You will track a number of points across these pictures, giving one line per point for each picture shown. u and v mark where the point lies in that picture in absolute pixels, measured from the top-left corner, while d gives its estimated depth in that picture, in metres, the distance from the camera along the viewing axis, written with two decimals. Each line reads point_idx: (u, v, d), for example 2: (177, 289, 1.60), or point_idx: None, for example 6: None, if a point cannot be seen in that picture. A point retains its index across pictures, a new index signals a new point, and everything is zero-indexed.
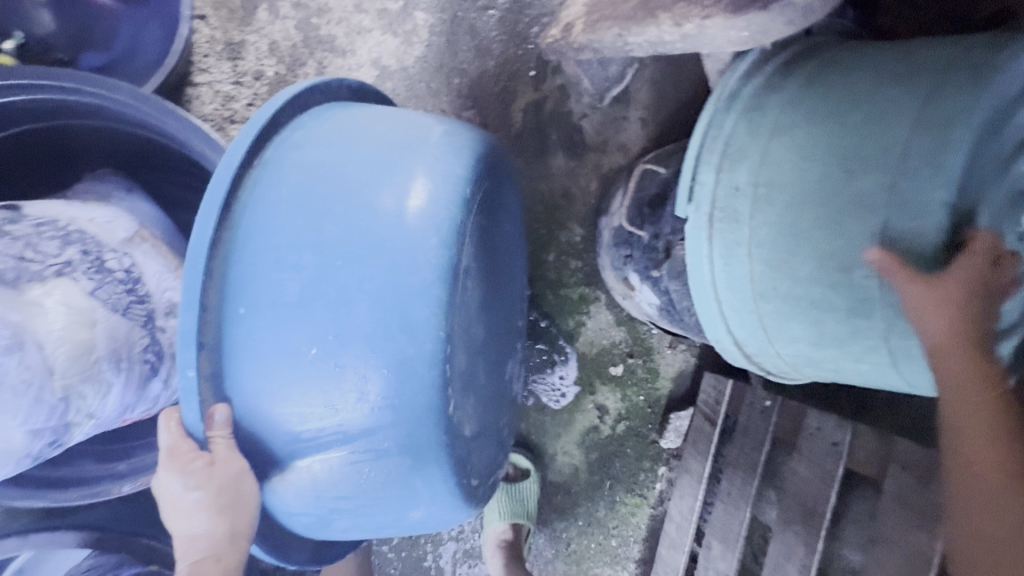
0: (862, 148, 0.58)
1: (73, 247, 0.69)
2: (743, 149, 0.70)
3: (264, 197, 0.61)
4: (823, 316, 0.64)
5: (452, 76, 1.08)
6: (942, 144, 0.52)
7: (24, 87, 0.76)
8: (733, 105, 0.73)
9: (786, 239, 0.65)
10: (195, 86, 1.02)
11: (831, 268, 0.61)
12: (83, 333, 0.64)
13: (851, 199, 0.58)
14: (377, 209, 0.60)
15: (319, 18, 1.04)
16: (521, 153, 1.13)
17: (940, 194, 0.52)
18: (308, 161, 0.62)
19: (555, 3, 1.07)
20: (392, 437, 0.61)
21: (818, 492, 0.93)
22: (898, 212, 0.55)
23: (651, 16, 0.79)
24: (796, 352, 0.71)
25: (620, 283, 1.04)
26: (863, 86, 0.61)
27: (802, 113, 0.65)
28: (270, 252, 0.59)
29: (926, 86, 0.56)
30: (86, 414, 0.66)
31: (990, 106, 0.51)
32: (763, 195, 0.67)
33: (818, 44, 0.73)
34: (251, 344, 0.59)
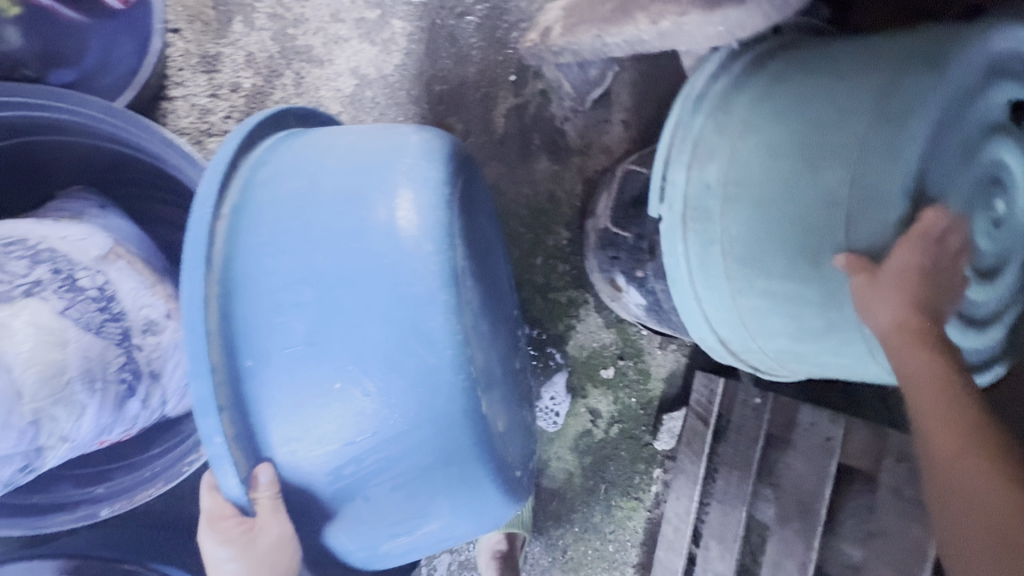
0: (823, 142, 0.58)
1: (43, 266, 0.68)
2: (713, 150, 0.70)
3: (245, 243, 0.57)
4: (800, 309, 0.64)
5: (433, 83, 1.08)
6: (900, 135, 0.52)
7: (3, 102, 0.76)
8: (701, 105, 0.73)
9: (759, 235, 0.64)
10: (170, 99, 1.01)
11: (805, 262, 0.61)
12: (53, 353, 0.62)
13: (815, 193, 0.58)
14: (370, 223, 0.58)
15: (295, 29, 1.03)
16: (504, 158, 1.12)
17: (898, 182, 0.52)
18: (280, 192, 0.60)
19: (533, 8, 1.08)
20: (432, 451, 0.60)
21: (814, 487, 0.92)
22: (861, 202, 0.54)
23: (629, 16, 0.79)
24: (778, 347, 0.71)
25: (608, 285, 1.03)
26: (823, 82, 0.61)
27: (766, 111, 0.65)
28: (267, 297, 0.56)
29: (885, 78, 0.56)
30: (59, 437, 0.64)
31: (943, 95, 0.52)
32: (733, 192, 0.66)
33: (771, 39, 0.73)
34: (267, 395, 0.56)
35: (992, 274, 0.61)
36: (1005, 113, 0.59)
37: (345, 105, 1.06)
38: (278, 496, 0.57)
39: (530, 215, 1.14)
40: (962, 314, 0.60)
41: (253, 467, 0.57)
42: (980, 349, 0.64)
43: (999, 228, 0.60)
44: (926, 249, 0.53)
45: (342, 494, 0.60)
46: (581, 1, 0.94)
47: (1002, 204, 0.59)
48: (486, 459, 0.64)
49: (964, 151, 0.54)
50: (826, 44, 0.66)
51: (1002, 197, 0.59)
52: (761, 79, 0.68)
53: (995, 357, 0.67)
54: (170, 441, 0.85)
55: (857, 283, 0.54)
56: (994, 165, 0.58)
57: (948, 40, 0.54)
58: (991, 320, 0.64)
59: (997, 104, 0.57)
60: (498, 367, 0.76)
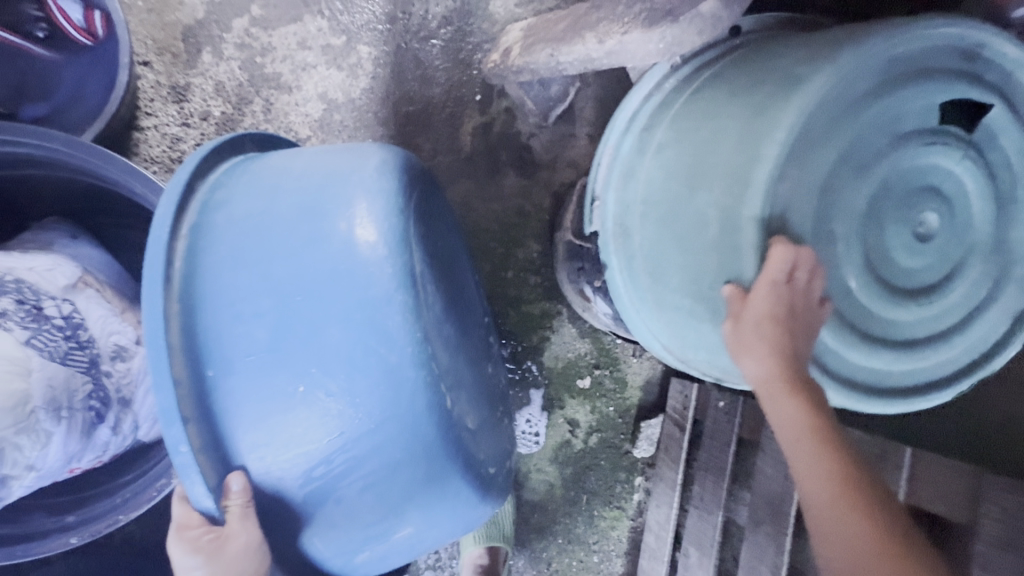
0: (703, 165, 0.62)
1: (8, 297, 0.69)
2: (629, 168, 0.76)
3: (206, 259, 0.59)
4: (701, 324, 0.66)
5: (401, 105, 1.11)
6: (755, 159, 0.55)
7: None
8: (632, 126, 0.79)
9: (663, 251, 0.68)
10: (141, 129, 1.03)
11: (693, 280, 0.64)
12: (16, 383, 0.63)
13: (693, 215, 0.62)
14: (325, 231, 0.60)
15: (263, 57, 1.06)
16: (473, 175, 1.14)
17: (751, 209, 0.54)
18: (236, 209, 0.62)
19: (494, 30, 1.12)
20: (400, 448, 0.60)
21: (783, 489, 0.92)
22: (725, 226, 0.57)
23: (578, 37, 0.83)
24: (701, 358, 0.73)
25: (578, 297, 1.05)
26: (715, 103, 0.64)
27: (674, 132, 0.69)
28: (228, 308, 0.58)
29: (757, 101, 0.58)
30: (24, 466, 0.66)
31: (796, 118, 0.53)
32: (644, 211, 0.71)
33: (703, 49, 0.75)
34: (234, 403, 0.57)
35: (922, 290, 0.60)
36: (937, 119, 0.58)
37: (313, 130, 1.09)
38: (249, 504, 0.58)
39: (500, 230, 1.16)
40: (880, 338, 0.60)
41: (223, 476, 0.58)
42: (918, 369, 0.63)
43: (931, 243, 0.59)
44: (782, 292, 0.54)
45: (306, 496, 0.60)
46: (539, 23, 0.98)
47: (933, 217, 0.59)
48: (457, 455, 0.65)
49: (879, 151, 0.56)
50: (745, 54, 0.68)
51: (936, 208, 0.59)
52: (678, 95, 0.72)
53: (944, 374, 0.65)
54: (143, 466, 0.86)
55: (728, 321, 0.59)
56: (925, 168, 0.58)
57: (829, 52, 0.54)
58: (927, 342, 0.62)
59: (917, 106, 0.56)
60: (467, 368, 0.77)
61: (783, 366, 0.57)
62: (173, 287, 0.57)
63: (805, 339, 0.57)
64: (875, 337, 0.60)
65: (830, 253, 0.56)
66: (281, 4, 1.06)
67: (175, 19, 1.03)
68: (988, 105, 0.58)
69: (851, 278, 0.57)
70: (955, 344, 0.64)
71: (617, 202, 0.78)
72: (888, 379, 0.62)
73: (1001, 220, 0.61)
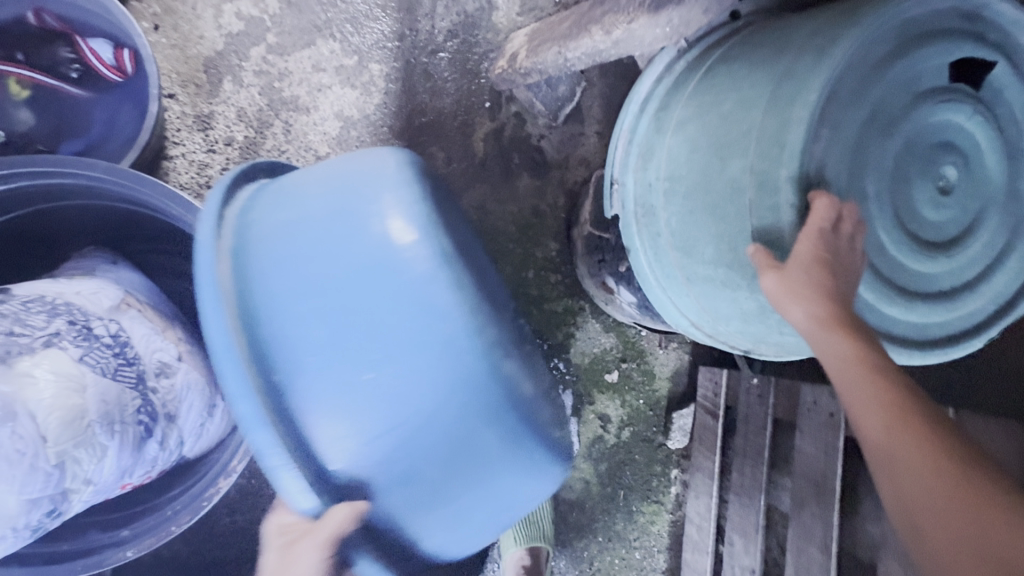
0: (729, 135, 0.63)
1: (61, 318, 0.72)
2: (651, 147, 0.78)
3: (254, 274, 0.61)
4: (736, 291, 0.67)
5: (416, 118, 1.15)
6: (785, 122, 0.56)
7: (10, 176, 0.80)
8: (647, 108, 0.81)
9: (690, 225, 0.70)
10: (169, 158, 1.08)
11: (727, 248, 0.65)
12: (73, 399, 0.66)
13: (726, 183, 0.63)
14: (360, 225, 0.62)
15: (281, 82, 1.11)
16: (487, 179, 1.17)
17: (785, 169, 0.56)
18: (271, 222, 0.64)
19: (499, 39, 1.16)
20: (469, 420, 0.61)
21: (826, 466, 0.90)
22: (758, 192, 0.59)
23: (584, 30, 0.86)
24: (736, 329, 0.74)
25: (601, 290, 1.06)
26: (738, 74, 0.66)
27: (694, 108, 0.70)
28: (282, 315, 0.60)
29: (781, 68, 0.60)
30: (82, 481, 0.68)
31: (824, 79, 0.54)
32: (669, 186, 0.73)
33: (712, 32, 0.77)
34: (306, 403, 0.60)
35: (945, 244, 0.61)
36: (948, 76, 0.59)
37: (332, 147, 1.13)
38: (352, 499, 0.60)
39: (518, 230, 1.18)
40: (911, 290, 0.60)
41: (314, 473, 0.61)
42: (954, 320, 0.63)
43: (952, 195, 0.60)
44: (830, 239, 0.53)
45: (388, 485, 0.62)
46: (542, 27, 1.02)
47: (953, 169, 0.60)
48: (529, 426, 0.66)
49: (898, 110, 0.57)
50: (753, 31, 0.70)
51: (954, 161, 0.60)
52: (695, 75, 0.74)
53: (986, 323, 0.64)
54: (189, 481, 0.88)
55: (765, 273, 0.58)
56: (939, 125, 0.59)
57: (848, 16, 0.56)
58: (962, 292, 0.62)
59: (928, 67, 0.57)
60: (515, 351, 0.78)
61: (836, 310, 0.56)
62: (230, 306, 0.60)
63: (849, 283, 0.56)
64: (910, 290, 0.60)
65: (864, 209, 0.57)
66: (294, 31, 1.11)
67: (197, 53, 1.09)
68: (994, 62, 0.59)
69: (882, 232, 0.58)
70: (985, 293, 0.64)
71: (636, 184, 0.80)
72: (927, 331, 0.62)
73: (1015, 171, 0.61)
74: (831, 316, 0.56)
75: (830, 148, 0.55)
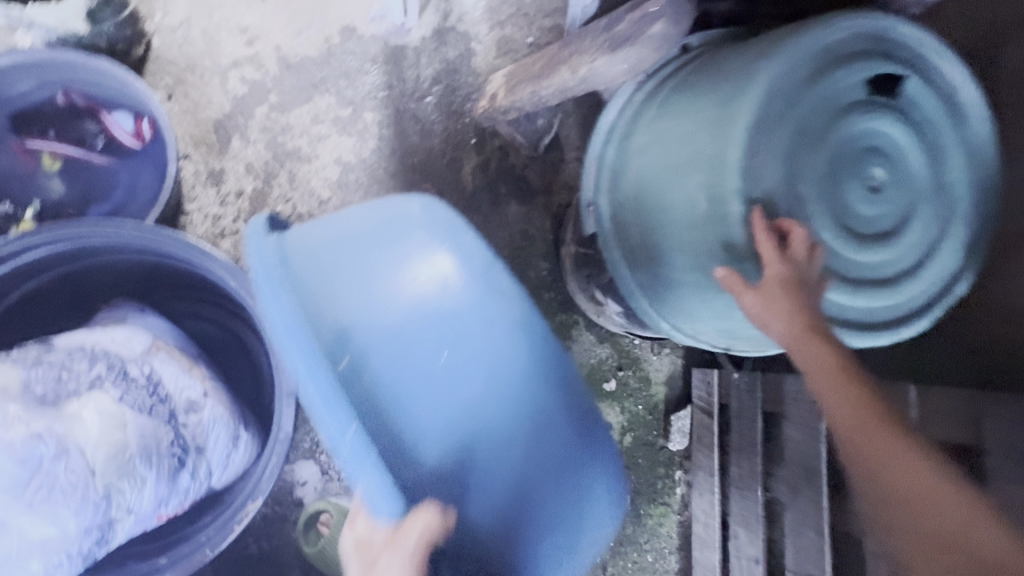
0: (683, 156, 0.71)
1: (101, 363, 0.81)
2: (618, 171, 0.86)
3: (319, 280, 0.65)
4: (705, 294, 0.74)
5: (408, 158, 1.25)
6: (726, 142, 0.64)
7: (50, 241, 0.89)
8: (611, 136, 0.90)
9: (658, 237, 0.77)
10: (186, 213, 1.18)
11: (690, 255, 0.72)
12: (116, 434, 0.73)
13: (684, 198, 0.70)
14: (418, 234, 0.71)
15: (284, 136, 1.22)
16: (478, 208, 1.26)
17: (731, 183, 0.63)
18: (343, 260, 0.67)
19: (480, 81, 1.27)
20: (561, 414, 0.75)
21: None
22: (711, 204, 0.66)
23: (554, 71, 0.97)
24: (712, 328, 0.81)
25: (590, 303, 1.14)
26: (686, 102, 0.74)
27: (651, 133, 0.79)
28: (352, 313, 0.65)
29: (719, 95, 0.68)
30: (125, 510, 0.75)
31: (753, 105, 0.63)
32: (636, 205, 0.80)
33: (665, 64, 0.85)
34: (382, 388, 0.65)
35: (881, 236, 0.68)
36: (865, 92, 0.67)
37: (333, 190, 1.22)
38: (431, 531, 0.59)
39: (510, 254, 1.27)
40: (855, 279, 0.68)
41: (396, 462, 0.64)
42: (898, 302, 0.70)
43: (881, 194, 0.68)
44: (790, 263, 0.62)
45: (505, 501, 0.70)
46: (517, 69, 1.13)
47: (880, 171, 0.68)
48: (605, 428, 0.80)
49: (823, 125, 0.65)
50: (698, 64, 0.78)
51: (879, 163, 0.68)
52: (650, 104, 0.83)
53: (929, 304, 0.71)
54: (219, 509, 0.94)
55: (743, 294, 0.64)
56: (861, 134, 0.67)
57: (774, 49, 0.65)
58: (903, 278, 0.69)
59: (846, 86, 0.66)
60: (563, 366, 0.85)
61: (809, 317, 0.64)
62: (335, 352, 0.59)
63: (813, 297, 0.64)
64: (854, 280, 0.68)
65: (802, 212, 0.65)
66: (293, 90, 1.23)
67: (207, 116, 1.20)
68: (903, 76, 0.67)
69: (822, 229, 0.66)
70: (928, 277, 0.71)
71: (611, 204, 0.88)
72: (875, 315, 0.69)
73: (937, 169, 0.69)
74: (808, 324, 0.64)
75: (763, 160, 0.64)
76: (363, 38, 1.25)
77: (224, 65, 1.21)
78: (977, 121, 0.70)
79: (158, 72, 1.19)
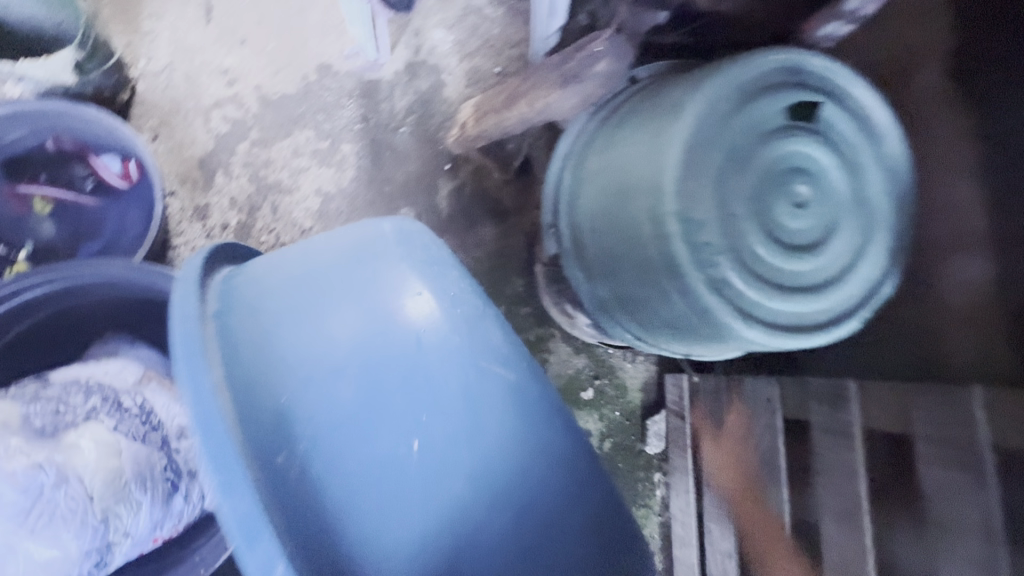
0: (627, 181, 0.78)
1: (95, 396, 0.85)
2: (574, 195, 0.93)
3: (249, 344, 0.57)
4: (656, 306, 0.81)
5: (384, 185, 1.31)
6: (661, 168, 0.72)
7: (45, 282, 0.95)
8: (567, 163, 0.97)
9: (612, 255, 0.84)
10: (174, 248, 1.23)
11: (640, 270, 0.79)
12: (112, 461, 0.78)
13: (630, 220, 0.77)
14: (376, 282, 0.61)
15: (266, 169, 1.28)
16: (454, 231, 1.32)
17: (668, 205, 0.70)
18: (283, 316, 0.58)
19: (452, 110, 1.34)
20: (568, 503, 0.61)
21: (771, 446, 1.00)
22: (653, 224, 0.73)
23: (515, 103, 1.05)
24: (667, 337, 0.87)
25: (563, 316, 1.20)
26: (628, 132, 0.82)
27: (601, 160, 0.86)
28: (287, 382, 0.55)
29: (655, 126, 0.76)
30: (122, 533, 0.78)
31: (683, 135, 0.71)
32: (591, 226, 0.87)
33: (616, 94, 0.92)
34: (322, 477, 0.54)
35: (808, 246, 0.75)
36: (785, 119, 0.75)
37: (315, 220, 1.28)
38: None
39: (487, 272, 1.33)
40: (787, 286, 0.75)
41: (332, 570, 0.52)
42: (829, 305, 0.77)
43: (806, 208, 0.75)
44: None
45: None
46: (483, 100, 1.21)
47: (803, 188, 0.75)
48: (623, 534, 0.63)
49: (748, 149, 0.73)
50: (638, 97, 0.86)
51: (802, 181, 0.75)
52: (599, 133, 0.90)
53: (858, 304, 0.78)
54: (212, 531, 0.97)
55: None
56: (783, 156, 0.74)
57: (700, 82, 0.73)
58: (831, 282, 0.76)
59: (766, 114, 0.74)
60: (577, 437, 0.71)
61: None
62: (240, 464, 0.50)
63: None
64: (786, 286, 0.75)
65: (735, 227, 0.72)
66: (274, 126, 1.29)
67: (191, 154, 1.26)
68: (817, 103, 0.75)
69: (754, 242, 0.73)
70: (856, 280, 0.77)
71: (569, 225, 0.94)
72: (809, 316, 0.76)
73: (855, 183, 0.77)
74: None
75: (693, 180, 0.71)
76: (339, 75, 1.32)
77: (206, 105, 1.28)
78: (890, 139, 0.78)
79: (144, 115, 1.26)
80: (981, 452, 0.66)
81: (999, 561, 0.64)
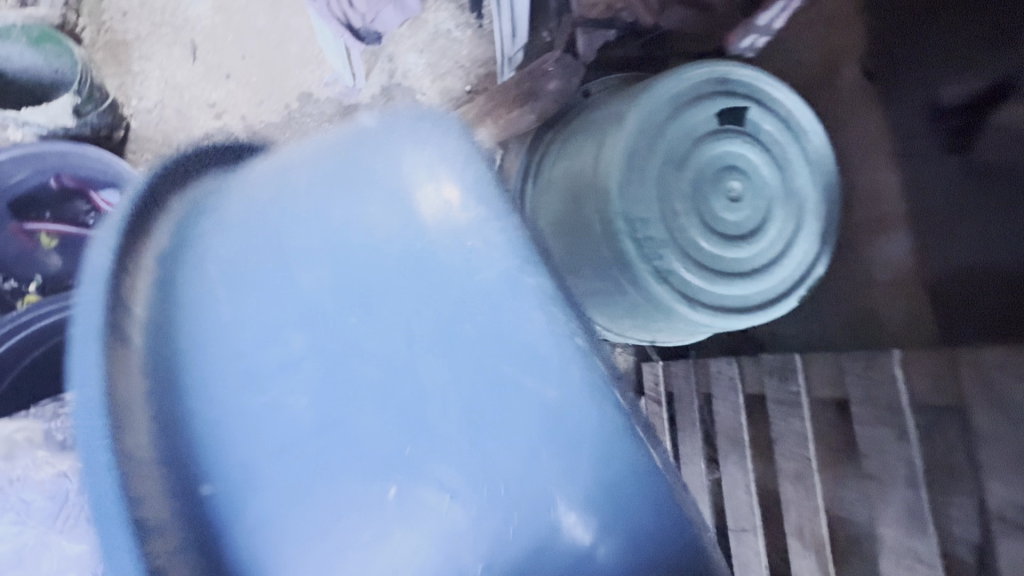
0: (580, 187, 0.86)
1: None
2: (533, 204, 1.01)
3: (190, 326, 0.51)
4: (614, 297, 0.88)
5: None
6: (608, 174, 0.80)
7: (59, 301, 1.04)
8: (523, 176, 1.05)
9: (569, 255, 0.91)
10: None
11: (596, 265, 0.86)
12: None
13: (584, 223, 0.86)
14: (356, 228, 0.52)
15: None
16: None
17: (615, 206, 0.79)
18: (236, 284, 0.51)
19: None
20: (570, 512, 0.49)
21: (734, 421, 1.06)
22: (603, 222, 0.81)
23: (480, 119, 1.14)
24: (628, 326, 0.95)
25: None
26: (578, 144, 0.90)
27: (555, 173, 0.95)
28: (230, 368, 0.49)
29: (600, 138, 0.85)
30: None
31: (624, 144, 0.80)
32: (550, 231, 0.95)
33: (565, 112, 1.02)
34: (250, 481, 0.47)
35: (746, 234, 0.84)
36: (716, 122, 0.84)
37: None
38: None
39: None
40: (728, 271, 0.83)
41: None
42: (769, 286, 0.85)
43: (742, 201, 0.84)
44: None
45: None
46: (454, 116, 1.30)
47: (737, 182, 0.84)
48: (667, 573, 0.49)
49: (684, 153, 0.82)
50: (584, 113, 0.95)
51: (736, 176, 0.84)
52: (551, 149, 1.00)
53: (795, 284, 0.86)
54: None
55: None
56: (716, 155, 0.83)
57: (639, 96, 0.82)
58: (769, 266, 0.85)
59: (699, 119, 0.83)
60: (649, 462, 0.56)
61: None
62: (139, 481, 0.46)
63: None
64: (727, 272, 0.83)
65: (677, 221, 0.81)
66: None
67: None
68: (744, 106, 0.85)
69: (695, 233, 0.82)
70: (791, 261, 0.86)
71: None
72: (751, 298, 0.84)
73: (784, 175, 0.86)
74: None
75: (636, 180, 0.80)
76: (319, 101, 1.42)
77: (197, 138, 1.37)
78: (814, 134, 0.87)
79: (138, 150, 1.35)
80: (904, 413, 0.75)
81: (921, 504, 0.72)
